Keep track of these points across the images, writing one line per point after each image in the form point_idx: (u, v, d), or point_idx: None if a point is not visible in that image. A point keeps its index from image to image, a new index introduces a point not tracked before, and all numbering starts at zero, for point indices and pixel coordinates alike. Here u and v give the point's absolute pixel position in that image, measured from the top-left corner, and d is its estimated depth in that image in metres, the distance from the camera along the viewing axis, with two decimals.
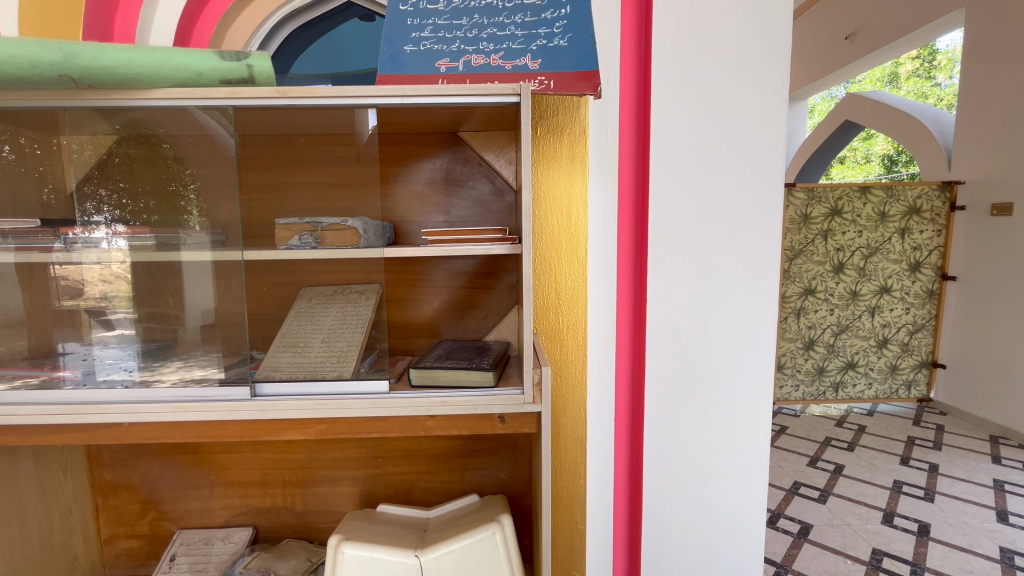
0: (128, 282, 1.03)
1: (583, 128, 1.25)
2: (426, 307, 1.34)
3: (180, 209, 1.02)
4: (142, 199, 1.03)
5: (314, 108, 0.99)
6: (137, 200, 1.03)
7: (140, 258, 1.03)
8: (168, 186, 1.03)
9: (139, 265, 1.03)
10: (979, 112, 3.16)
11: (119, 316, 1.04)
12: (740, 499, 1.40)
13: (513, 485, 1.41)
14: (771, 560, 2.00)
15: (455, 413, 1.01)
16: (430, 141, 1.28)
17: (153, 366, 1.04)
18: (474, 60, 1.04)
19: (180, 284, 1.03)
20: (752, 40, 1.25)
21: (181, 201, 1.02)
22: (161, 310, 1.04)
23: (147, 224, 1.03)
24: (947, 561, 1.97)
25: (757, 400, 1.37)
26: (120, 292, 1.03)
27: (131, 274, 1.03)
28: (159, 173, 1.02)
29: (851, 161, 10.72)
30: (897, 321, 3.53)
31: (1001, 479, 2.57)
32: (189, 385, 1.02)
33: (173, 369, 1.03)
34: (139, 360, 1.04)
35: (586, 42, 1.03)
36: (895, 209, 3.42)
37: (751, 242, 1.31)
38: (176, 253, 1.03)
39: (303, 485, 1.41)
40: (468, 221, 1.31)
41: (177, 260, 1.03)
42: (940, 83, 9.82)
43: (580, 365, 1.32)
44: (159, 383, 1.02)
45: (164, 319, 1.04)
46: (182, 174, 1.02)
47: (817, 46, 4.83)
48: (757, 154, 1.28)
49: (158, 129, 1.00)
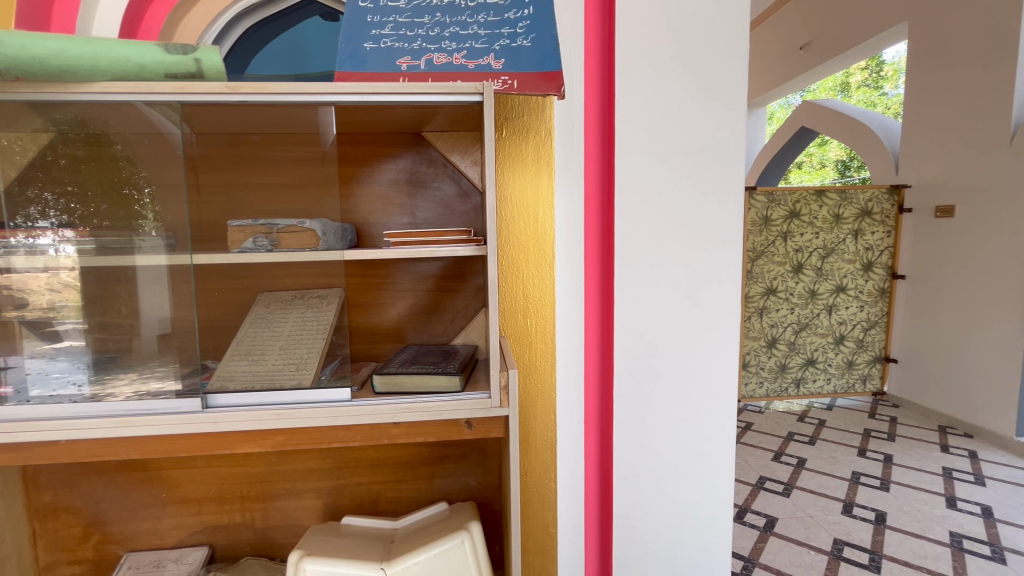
0: (77, 289, 0.96)
1: (549, 129, 1.25)
2: (390, 311, 1.30)
3: (134, 213, 0.97)
4: (92, 202, 0.97)
5: (268, 105, 0.95)
6: (86, 204, 0.97)
7: (86, 263, 0.96)
8: (120, 189, 0.97)
9: (89, 273, 0.96)
10: (924, 118, 3.34)
11: (67, 326, 0.97)
12: (707, 497, 1.42)
13: (483, 492, 1.39)
14: (738, 554, 2.05)
15: (420, 420, 0.98)
16: (392, 141, 1.26)
17: (105, 379, 0.97)
18: (435, 58, 1.02)
19: (133, 291, 0.97)
20: (713, 45, 1.28)
21: (135, 205, 0.97)
22: (111, 319, 0.98)
23: (97, 228, 0.97)
24: (902, 547, 2.06)
25: (723, 397, 1.39)
26: (68, 302, 0.96)
27: (81, 282, 0.96)
28: (110, 174, 0.97)
29: (808, 166, 11.22)
30: (853, 318, 3.68)
31: (950, 466, 2.71)
32: (145, 398, 0.96)
33: (127, 382, 0.97)
34: (89, 373, 0.97)
35: (549, 42, 1.03)
36: (849, 211, 3.56)
37: (714, 243, 1.34)
38: (129, 257, 0.97)
39: (263, 499, 1.35)
40: (433, 222, 1.29)
41: (131, 265, 0.97)
42: (887, 92, 10.39)
43: (549, 367, 1.31)
44: (112, 396, 0.95)
45: (116, 328, 0.98)
46: (135, 178, 0.97)
47: (773, 55, 5.03)
48: (718, 156, 1.31)
49: (105, 128, 0.95)
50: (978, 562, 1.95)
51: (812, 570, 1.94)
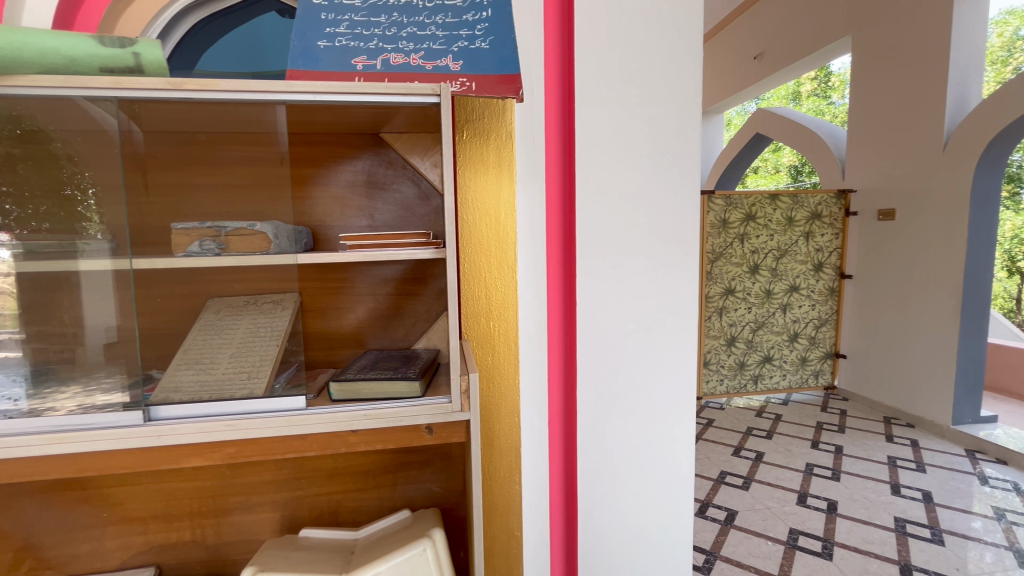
0: (14, 297, 0.88)
1: (509, 133, 1.25)
2: (349, 316, 1.27)
3: (77, 217, 0.91)
4: (30, 204, 0.90)
5: (214, 103, 0.90)
6: (23, 205, 0.89)
7: (24, 269, 0.89)
8: (61, 190, 0.90)
9: (26, 278, 0.89)
10: (868, 127, 3.54)
11: (3, 337, 0.88)
12: (668, 492, 1.45)
13: (446, 497, 1.37)
14: (700, 548, 2.10)
15: (379, 426, 0.96)
16: (350, 142, 1.23)
17: (45, 392, 0.90)
18: (392, 58, 1.00)
19: (76, 298, 0.91)
20: (669, 52, 1.31)
21: (78, 208, 0.91)
22: (52, 328, 0.90)
23: (38, 232, 0.90)
24: (852, 534, 2.16)
25: (682, 395, 1.43)
26: (5, 310, 0.88)
27: (18, 290, 0.89)
28: (50, 174, 0.90)
29: (764, 171, 11.70)
30: (805, 316, 3.84)
31: (894, 455, 2.87)
32: (89, 411, 0.90)
33: (71, 395, 0.91)
34: (27, 387, 0.89)
35: (507, 45, 1.03)
36: (800, 214, 3.73)
37: (671, 245, 1.37)
38: (72, 262, 0.90)
39: (216, 514, 1.29)
40: (392, 225, 1.27)
41: (74, 271, 0.90)
42: (834, 101, 10.96)
43: (512, 370, 1.31)
44: (53, 411, 0.89)
45: (58, 337, 0.90)
46: (78, 178, 0.90)
47: (728, 64, 5.22)
48: (674, 160, 1.35)
49: (45, 126, 0.88)
50: (919, 544, 2.07)
51: (770, 560, 2.01)
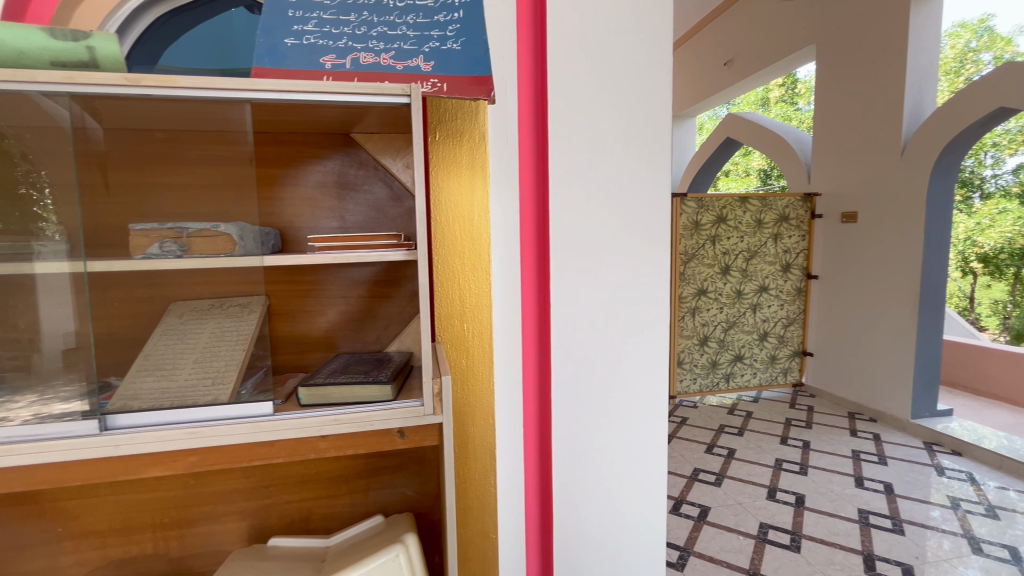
0: None
1: (482, 134, 1.24)
2: (320, 319, 1.25)
3: (32, 217, 0.85)
4: None
5: (175, 100, 0.88)
6: None
7: None
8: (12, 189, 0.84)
9: None
10: (832, 132, 3.67)
11: None
12: (642, 490, 1.47)
13: (421, 502, 1.36)
14: (674, 545, 2.13)
15: (349, 431, 0.95)
16: (320, 142, 1.21)
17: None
18: (362, 58, 0.99)
19: (33, 302, 0.85)
20: (639, 56, 1.33)
21: (33, 207, 0.85)
22: (5, 334, 0.85)
23: None
24: (818, 526, 2.23)
25: (654, 394, 1.45)
26: None
27: None
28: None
29: (734, 175, 12.01)
30: (774, 316, 3.95)
31: (858, 449, 2.98)
32: (45, 421, 0.85)
33: (27, 404, 0.86)
34: None
35: (479, 47, 1.03)
36: (769, 217, 3.83)
37: (643, 246, 1.39)
38: (27, 265, 0.85)
39: (180, 525, 1.25)
40: (363, 226, 1.25)
41: (29, 274, 0.85)
42: (801, 108, 11.34)
43: (486, 372, 1.31)
44: (7, 421, 0.85)
45: (12, 344, 0.85)
46: (34, 177, 0.85)
47: (700, 70, 5.34)
48: (645, 162, 1.37)
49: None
50: (882, 535, 2.15)
51: (741, 554, 2.05)
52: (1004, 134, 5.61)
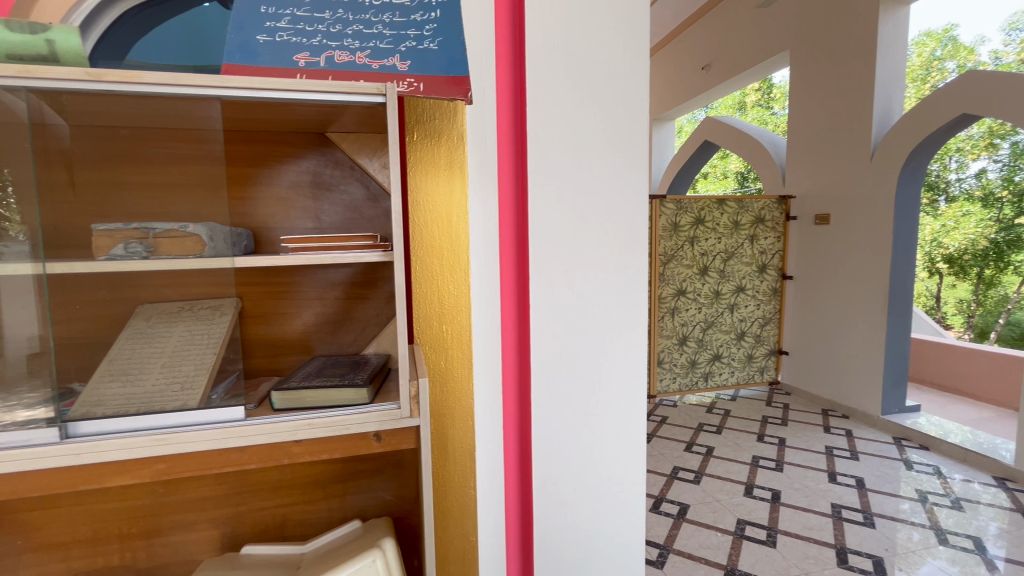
0: None
1: (461, 134, 1.24)
2: (295, 321, 1.23)
3: None
4: None
5: (141, 97, 0.85)
6: None
7: None
8: None
9: None
10: (805, 136, 3.76)
11: None
12: (621, 488, 1.48)
13: (399, 506, 1.34)
14: (654, 543, 2.15)
15: (324, 436, 0.93)
16: (294, 141, 1.19)
17: None
18: (337, 56, 0.98)
19: None
20: (616, 59, 1.34)
21: None
22: None
23: None
24: (794, 521, 2.28)
25: (634, 394, 1.46)
26: None
27: None
28: None
29: (713, 177, 12.23)
30: (751, 316, 4.03)
31: (831, 445, 3.05)
32: (7, 428, 0.82)
33: None
34: None
35: (456, 47, 1.02)
36: (746, 219, 3.91)
37: (622, 247, 1.40)
38: None
39: (148, 535, 1.21)
40: (339, 227, 1.23)
41: None
42: (776, 112, 11.60)
43: (465, 374, 1.30)
44: None
45: None
46: None
47: (678, 74, 5.42)
48: (624, 164, 1.38)
49: None
50: (854, 528, 2.21)
51: (719, 551, 2.09)
52: (968, 140, 5.84)
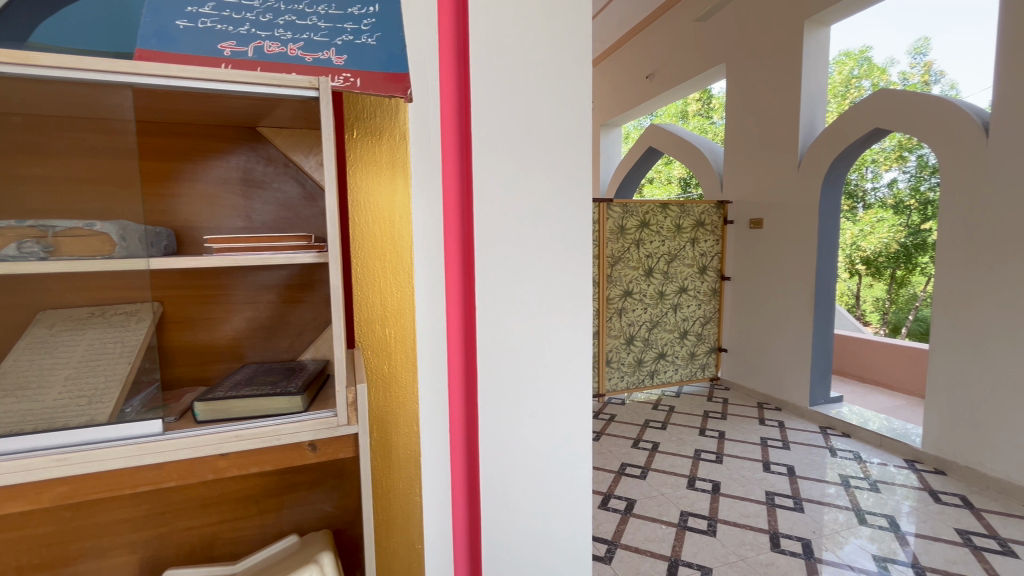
0: None
1: (403, 133, 1.21)
2: (224, 327, 1.16)
3: None
4: None
5: (39, 81, 0.77)
6: None
7: None
8: None
9: None
10: (741, 145, 3.98)
11: None
12: (568, 487, 1.50)
13: (340, 517, 1.29)
14: (602, 539, 2.20)
15: (253, 448, 0.88)
16: (222, 135, 1.12)
17: None
18: (267, 46, 0.93)
19: None
20: (561, 61, 1.36)
21: None
22: None
23: None
24: (732, 510, 2.39)
25: (580, 393, 1.49)
26: None
27: None
28: None
29: (658, 182, 12.73)
30: (693, 315, 4.21)
31: (766, 436, 3.24)
32: None
33: None
34: None
35: (396, 43, 1.00)
36: (687, 222, 4.08)
37: (567, 248, 1.42)
38: None
39: (53, 565, 1.09)
40: (272, 226, 1.17)
41: None
42: (715, 122, 12.22)
43: (410, 378, 1.27)
44: None
45: None
46: None
47: (624, 81, 5.60)
48: (568, 167, 1.40)
49: None
50: (785, 513, 2.35)
51: (663, 543, 2.16)
52: (881, 152, 6.42)
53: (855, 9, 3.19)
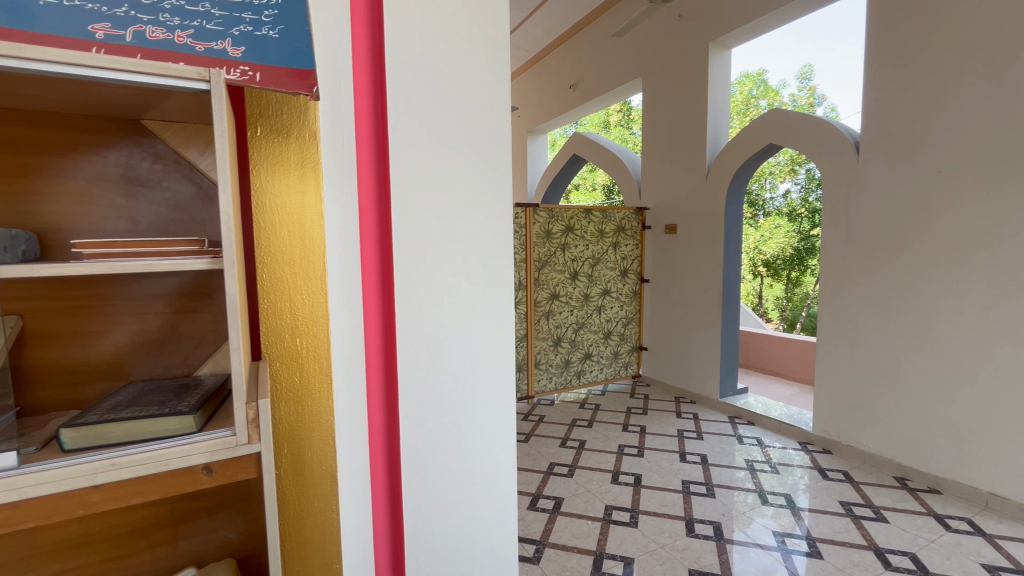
0: None
1: (314, 132, 1.15)
2: (102, 341, 1.03)
3: None
4: None
5: None
6: None
7: None
8: None
9: None
10: (657, 155, 4.23)
11: None
12: (493, 491, 1.49)
13: (246, 544, 1.20)
14: (531, 539, 2.23)
15: (136, 476, 0.79)
16: (99, 126, 1.00)
17: None
18: (149, 32, 0.84)
19: None
20: (479, 65, 1.35)
21: None
22: None
23: None
24: (652, 501, 2.52)
25: (503, 397, 1.49)
26: None
27: None
28: None
29: (584, 188, 13.20)
30: (616, 316, 4.39)
31: (682, 428, 3.46)
32: None
33: None
34: None
35: (301, 38, 0.93)
36: (609, 227, 4.26)
37: (490, 252, 1.42)
38: None
39: None
40: (161, 229, 1.07)
41: None
42: (634, 133, 12.90)
43: (325, 390, 1.20)
44: None
45: None
46: None
47: (550, 90, 5.74)
48: (489, 171, 1.39)
49: None
50: (700, 500, 2.52)
51: (589, 538, 2.22)
52: (776, 166, 7.12)
53: (752, 35, 3.51)
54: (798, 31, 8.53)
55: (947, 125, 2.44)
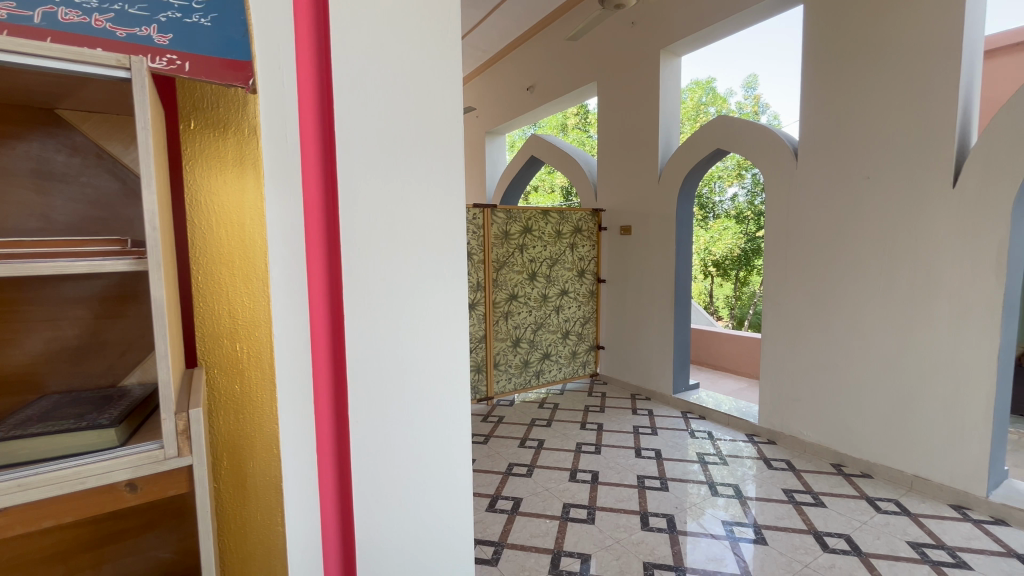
0: None
1: (254, 127, 1.10)
2: (12, 350, 0.94)
3: None
4: None
5: None
6: None
7: None
8: None
9: None
10: (612, 158, 4.32)
11: None
12: (448, 492, 1.47)
13: (181, 564, 1.12)
14: (489, 541, 2.22)
15: (47, 496, 0.72)
16: (6, 115, 0.92)
17: None
18: (62, 13, 0.78)
19: None
20: (430, 62, 1.33)
21: None
22: None
23: None
24: (609, 497, 2.57)
25: (458, 397, 1.47)
26: None
27: None
28: None
29: (542, 190, 13.32)
30: (574, 316, 4.45)
31: (637, 424, 3.55)
32: None
33: None
34: None
35: (235, 26, 0.88)
36: (567, 228, 4.31)
37: (442, 251, 1.40)
38: None
39: None
40: (81, 227, 0.99)
41: None
42: (591, 135, 13.14)
43: (267, 397, 1.15)
44: None
45: None
46: None
47: (507, 92, 5.76)
48: (441, 169, 1.38)
49: None
50: (654, 493, 2.59)
51: (547, 536, 2.23)
52: (724, 170, 7.44)
53: (701, 44, 3.65)
54: (743, 42, 8.95)
55: (875, 133, 2.61)
